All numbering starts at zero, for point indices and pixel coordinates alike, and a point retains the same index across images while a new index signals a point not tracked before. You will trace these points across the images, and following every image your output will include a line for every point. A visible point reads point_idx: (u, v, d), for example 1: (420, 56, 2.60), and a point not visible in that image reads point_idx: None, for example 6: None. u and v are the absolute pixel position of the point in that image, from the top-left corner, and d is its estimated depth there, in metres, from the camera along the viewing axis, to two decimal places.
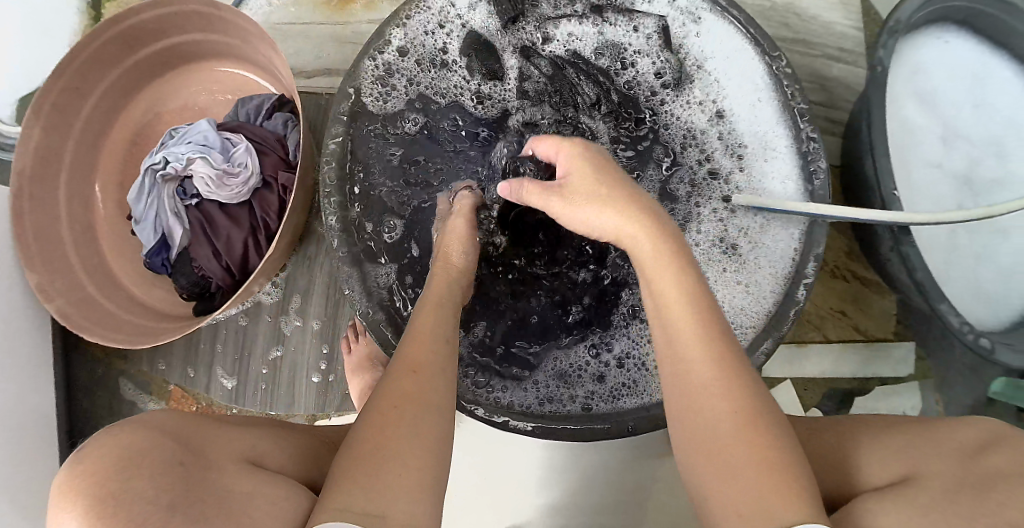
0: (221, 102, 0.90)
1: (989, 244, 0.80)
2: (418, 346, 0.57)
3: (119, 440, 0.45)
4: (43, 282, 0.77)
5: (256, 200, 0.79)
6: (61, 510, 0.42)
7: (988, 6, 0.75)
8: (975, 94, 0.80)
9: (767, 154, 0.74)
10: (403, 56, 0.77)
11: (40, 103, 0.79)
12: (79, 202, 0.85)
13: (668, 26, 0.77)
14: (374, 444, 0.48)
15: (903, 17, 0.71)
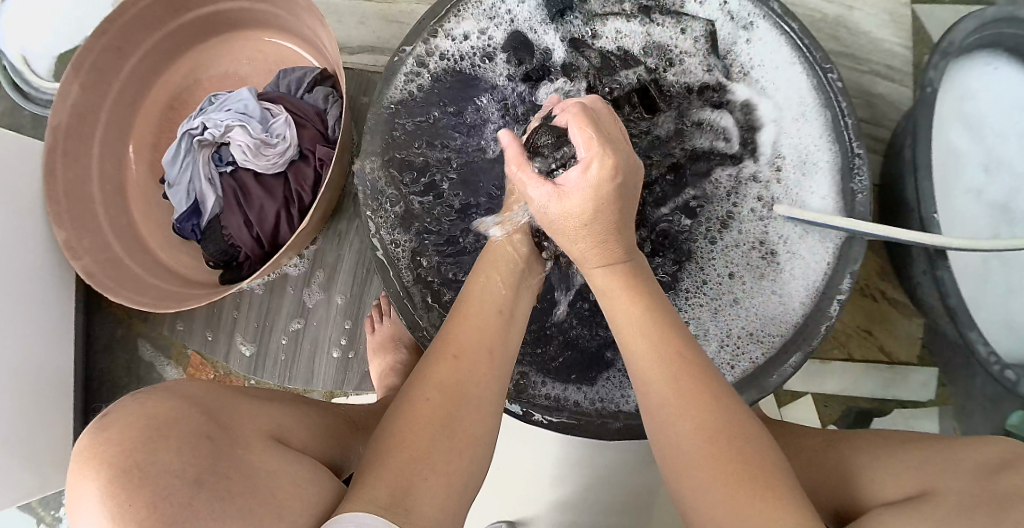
0: (260, 72, 0.89)
1: None
2: (466, 330, 0.55)
3: (145, 406, 0.42)
4: (71, 239, 0.77)
5: (291, 172, 0.79)
6: (80, 479, 0.38)
7: None
8: (1020, 124, 0.78)
9: (811, 167, 0.72)
10: (455, 38, 0.77)
11: (82, 60, 0.79)
12: (111, 161, 0.85)
13: (716, 30, 0.76)
14: (412, 432, 0.47)
15: (956, 40, 0.70)
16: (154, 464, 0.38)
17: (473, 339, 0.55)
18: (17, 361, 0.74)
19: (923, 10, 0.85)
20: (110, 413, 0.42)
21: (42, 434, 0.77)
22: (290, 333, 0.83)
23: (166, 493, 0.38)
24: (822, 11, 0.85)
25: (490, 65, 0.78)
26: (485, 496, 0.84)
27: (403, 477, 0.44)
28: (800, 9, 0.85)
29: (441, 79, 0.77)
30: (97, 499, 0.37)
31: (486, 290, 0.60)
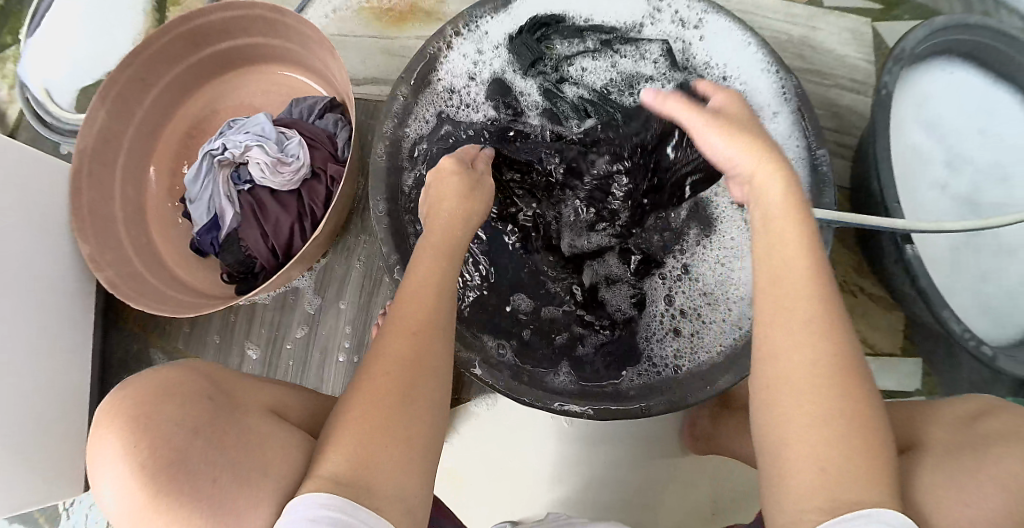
0: (274, 103, 0.96)
1: (992, 264, 0.85)
2: (414, 308, 0.54)
3: (163, 376, 0.46)
4: (94, 254, 0.81)
5: (305, 190, 0.85)
6: (103, 435, 0.42)
7: (992, 40, 0.83)
8: (978, 122, 0.88)
9: (782, 163, 0.75)
10: (449, 68, 0.81)
11: (109, 89, 0.85)
12: (133, 184, 0.90)
13: (672, 48, 0.82)
14: (369, 403, 0.48)
15: (908, 46, 0.79)
16: (165, 422, 0.42)
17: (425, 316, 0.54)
18: (36, 371, 0.76)
19: (883, 28, 0.94)
20: (125, 385, 0.45)
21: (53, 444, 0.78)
22: (294, 341, 0.87)
23: (184, 447, 0.42)
24: (788, 33, 0.94)
25: (476, 97, 0.82)
26: (483, 497, 0.85)
27: (376, 443, 0.47)
28: (768, 31, 0.95)
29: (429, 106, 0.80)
30: (118, 454, 0.41)
31: (432, 266, 0.59)
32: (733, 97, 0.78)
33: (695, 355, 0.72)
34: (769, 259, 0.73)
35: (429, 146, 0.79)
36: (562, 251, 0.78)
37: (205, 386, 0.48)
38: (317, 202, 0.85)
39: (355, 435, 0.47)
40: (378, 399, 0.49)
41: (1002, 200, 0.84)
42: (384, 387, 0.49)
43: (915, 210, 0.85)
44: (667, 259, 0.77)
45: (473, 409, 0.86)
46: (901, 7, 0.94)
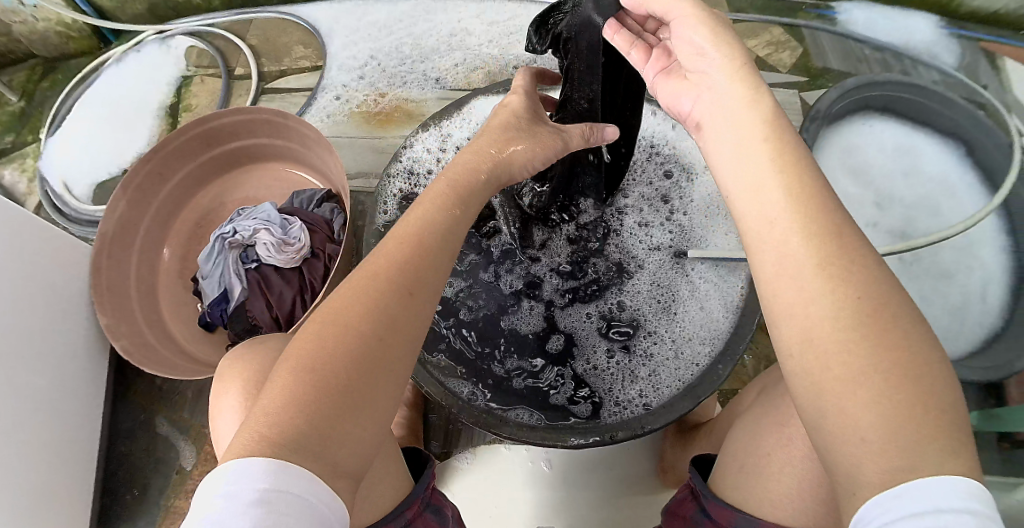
0: (278, 194, 1.09)
1: (927, 288, 0.97)
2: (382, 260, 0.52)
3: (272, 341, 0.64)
4: (111, 324, 0.90)
5: (306, 267, 0.96)
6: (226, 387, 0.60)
7: (901, 91, 1.05)
8: (900, 164, 1.05)
9: (714, 220, 0.90)
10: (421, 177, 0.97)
11: (129, 182, 0.97)
12: (147, 265, 1.00)
13: None
14: (314, 349, 0.47)
15: (822, 107, 1.02)
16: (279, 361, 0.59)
17: (400, 269, 0.52)
18: (52, 432, 0.83)
19: (809, 96, 1.10)
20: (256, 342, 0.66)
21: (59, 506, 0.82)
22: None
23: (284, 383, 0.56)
24: None
25: None
26: None
27: (341, 412, 0.45)
28: None
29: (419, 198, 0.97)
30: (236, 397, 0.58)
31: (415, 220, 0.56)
32: (667, 164, 0.94)
33: (662, 387, 0.82)
34: (711, 302, 0.86)
35: None
36: (538, 307, 0.89)
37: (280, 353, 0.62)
38: (316, 277, 0.96)
39: (300, 388, 0.45)
40: (337, 359, 0.46)
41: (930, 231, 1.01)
42: (357, 347, 0.47)
43: None
44: (628, 307, 0.88)
45: (460, 463, 0.94)
46: (824, 77, 1.11)
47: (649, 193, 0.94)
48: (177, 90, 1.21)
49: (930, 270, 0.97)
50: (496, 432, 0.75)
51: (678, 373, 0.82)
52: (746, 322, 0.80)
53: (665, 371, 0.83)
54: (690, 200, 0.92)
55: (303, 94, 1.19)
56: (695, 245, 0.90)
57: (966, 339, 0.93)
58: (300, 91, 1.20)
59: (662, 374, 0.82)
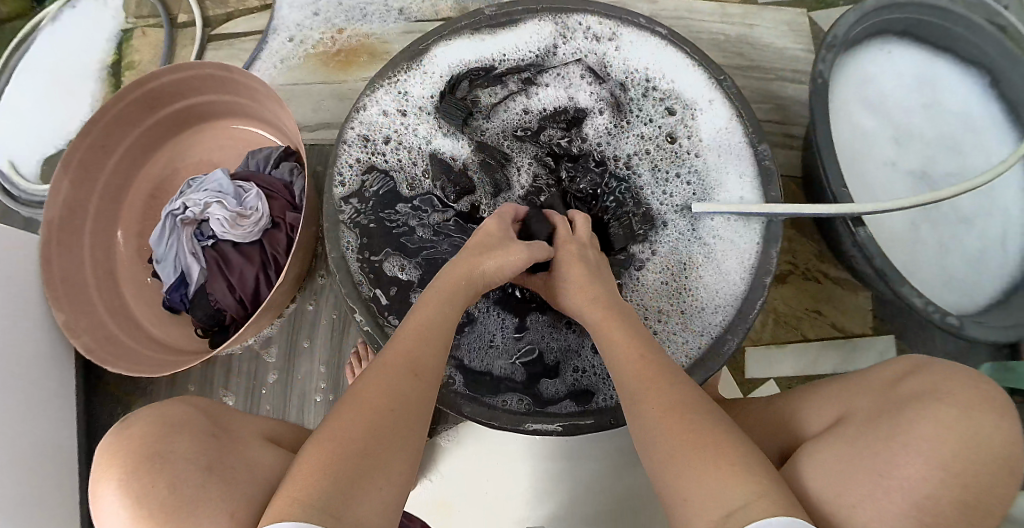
0: (234, 154, 0.98)
1: (949, 236, 0.90)
2: (412, 340, 0.58)
3: (159, 410, 0.51)
4: (70, 320, 0.84)
5: (267, 239, 0.86)
6: (102, 480, 0.47)
7: (924, 15, 0.89)
8: (921, 97, 0.94)
9: (723, 161, 0.82)
10: (382, 141, 0.87)
11: (70, 158, 0.88)
12: (102, 249, 0.92)
13: (592, 60, 0.87)
14: (341, 421, 0.51)
15: (840, 32, 0.83)
16: (172, 451, 0.47)
17: (416, 350, 0.58)
18: (24, 440, 0.79)
19: (818, 17, 0.99)
20: (126, 420, 0.51)
21: (38, 510, 0.79)
22: (273, 378, 0.89)
23: (183, 478, 0.46)
24: (724, 33, 0.99)
25: (414, 139, 0.88)
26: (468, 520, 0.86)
27: (350, 484, 0.47)
28: (705, 34, 0.99)
29: (374, 162, 0.86)
30: (114, 493, 0.46)
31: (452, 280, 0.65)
32: (664, 100, 0.85)
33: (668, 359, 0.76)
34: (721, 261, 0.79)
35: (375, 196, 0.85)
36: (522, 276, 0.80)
37: (200, 422, 0.52)
38: (280, 249, 0.87)
39: (328, 459, 0.48)
40: (359, 435, 0.49)
41: (951, 172, 0.90)
42: (364, 422, 0.50)
43: (867, 190, 0.90)
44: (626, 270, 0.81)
45: (445, 442, 0.87)
46: None
47: (649, 130, 0.85)
48: (118, 47, 1.09)
49: (953, 216, 0.90)
50: (490, 424, 0.72)
51: (684, 344, 0.77)
52: (761, 282, 0.76)
53: (670, 341, 0.77)
54: (692, 138, 0.84)
55: (255, 39, 1.06)
56: (705, 191, 0.82)
57: (986, 292, 0.88)
58: (250, 37, 1.06)
59: (668, 345, 0.77)
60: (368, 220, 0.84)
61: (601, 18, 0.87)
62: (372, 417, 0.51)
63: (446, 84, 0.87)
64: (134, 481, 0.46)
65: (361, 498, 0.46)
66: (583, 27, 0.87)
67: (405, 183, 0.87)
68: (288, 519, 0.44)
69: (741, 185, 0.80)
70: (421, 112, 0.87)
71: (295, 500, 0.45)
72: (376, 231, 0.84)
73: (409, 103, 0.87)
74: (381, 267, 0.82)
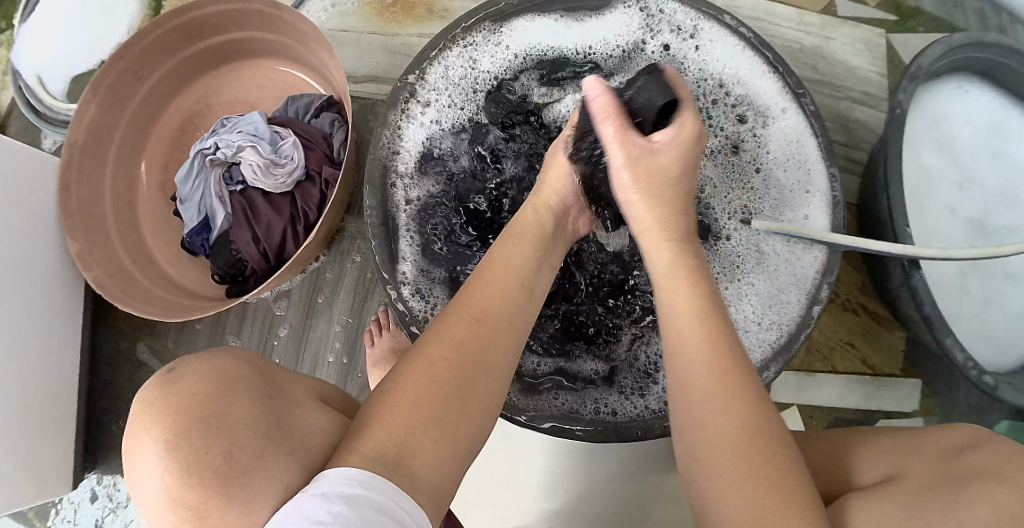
0: (271, 97, 0.93)
1: (996, 288, 0.85)
2: (484, 291, 0.55)
3: (212, 362, 0.44)
4: (83, 250, 0.81)
5: (299, 192, 0.82)
6: (145, 431, 0.41)
7: (1005, 58, 0.82)
8: (991, 142, 0.87)
9: (798, 178, 0.77)
10: (424, 123, 0.81)
11: (100, 82, 0.83)
12: (124, 179, 0.88)
13: (664, 51, 0.82)
14: (439, 360, 0.49)
15: (924, 64, 0.78)
16: (230, 417, 0.41)
17: (499, 301, 0.55)
18: (27, 370, 0.77)
19: (897, 40, 0.93)
20: (173, 367, 0.44)
21: (32, 440, 0.77)
22: (283, 334, 0.86)
23: (238, 445, 0.41)
24: (799, 42, 0.93)
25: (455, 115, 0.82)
26: (472, 507, 0.84)
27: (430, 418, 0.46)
28: (779, 40, 0.93)
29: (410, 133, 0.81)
30: (165, 450, 0.40)
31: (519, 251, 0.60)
32: (733, 107, 0.80)
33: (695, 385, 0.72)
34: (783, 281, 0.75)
35: (417, 168, 0.81)
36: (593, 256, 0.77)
37: (254, 379, 0.45)
38: (310, 204, 0.82)
39: (424, 392, 0.47)
40: (443, 375, 0.48)
41: (1012, 224, 0.84)
42: (440, 374, 0.48)
43: (923, 231, 0.85)
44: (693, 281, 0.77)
45: None
46: (916, 20, 0.93)
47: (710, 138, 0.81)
48: None
49: (1006, 269, 0.85)
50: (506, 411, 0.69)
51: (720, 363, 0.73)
52: (812, 312, 0.72)
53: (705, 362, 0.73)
54: (756, 150, 0.79)
55: None
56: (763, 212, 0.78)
57: None
58: None
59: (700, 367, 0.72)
60: (403, 195, 0.80)
61: (685, 10, 0.81)
62: (459, 360, 0.49)
63: (503, 70, 0.83)
64: (181, 442, 0.40)
65: (413, 447, 0.45)
66: (664, 16, 0.82)
67: (446, 159, 0.82)
68: (351, 465, 0.43)
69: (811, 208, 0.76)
70: (472, 88, 0.83)
71: (387, 430, 0.45)
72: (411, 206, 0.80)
73: (457, 85, 0.82)
74: (417, 245, 0.79)
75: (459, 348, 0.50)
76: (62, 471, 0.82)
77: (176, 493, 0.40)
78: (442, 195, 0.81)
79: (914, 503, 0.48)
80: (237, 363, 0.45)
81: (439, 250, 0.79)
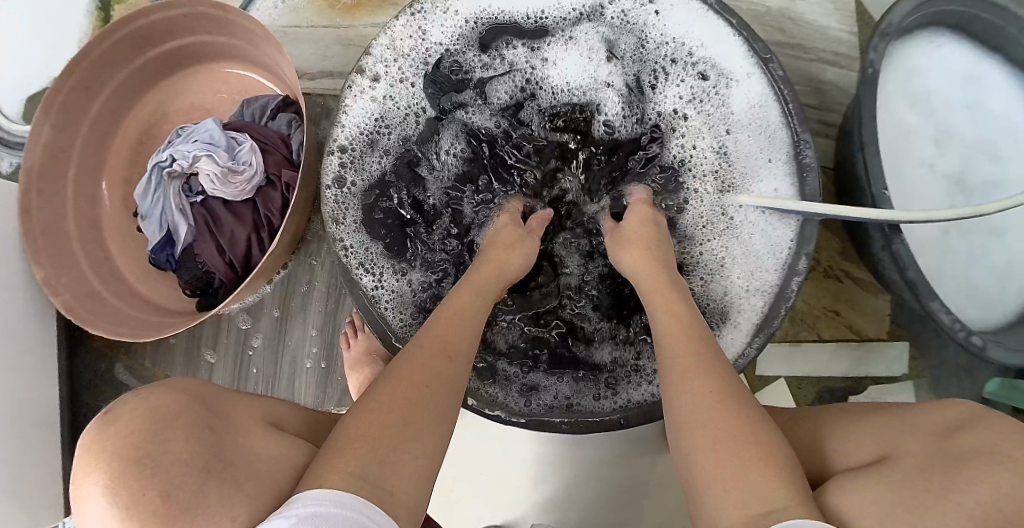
0: (227, 103, 0.91)
1: (979, 247, 0.83)
2: (446, 325, 0.59)
3: (149, 401, 0.47)
4: (50, 276, 0.79)
5: (260, 198, 0.80)
6: (87, 474, 0.43)
7: (978, 10, 0.78)
8: (967, 96, 0.84)
9: (761, 145, 0.75)
10: (375, 100, 0.80)
11: (50, 102, 0.81)
12: (86, 199, 0.87)
13: (624, 21, 0.80)
14: (397, 392, 0.51)
15: (893, 22, 0.75)
16: (164, 453, 0.43)
17: (449, 334, 0.58)
18: (3, 400, 0.76)
19: None
20: (113, 410, 0.47)
21: (16, 468, 0.77)
22: (258, 343, 0.85)
23: (175, 482, 0.43)
24: (765, 4, 0.90)
25: (415, 103, 0.81)
26: (463, 501, 0.84)
27: (384, 450, 0.47)
28: (744, 3, 0.90)
29: (368, 124, 0.79)
30: (105, 492, 0.42)
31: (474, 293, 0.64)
32: (699, 70, 0.78)
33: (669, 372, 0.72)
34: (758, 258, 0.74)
35: (381, 161, 0.80)
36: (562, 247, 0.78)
37: (196, 412, 0.48)
38: (272, 209, 0.80)
39: (378, 423, 0.48)
40: (394, 407, 0.50)
41: (992, 180, 0.81)
42: (403, 399, 0.50)
43: (901, 193, 0.83)
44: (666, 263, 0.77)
45: None
46: None
47: (675, 107, 0.79)
48: None
49: (989, 226, 0.83)
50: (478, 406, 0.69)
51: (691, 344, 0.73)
52: (791, 284, 0.71)
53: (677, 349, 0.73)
54: (725, 117, 0.77)
55: None
56: (734, 178, 0.76)
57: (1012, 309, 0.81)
58: None
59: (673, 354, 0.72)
60: (370, 190, 0.80)
61: None
62: (416, 398, 0.51)
63: (459, 52, 0.81)
64: (116, 484, 0.42)
65: (389, 465, 0.46)
66: None
67: (410, 148, 0.81)
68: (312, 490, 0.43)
69: (777, 177, 0.75)
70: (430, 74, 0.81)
71: (339, 460, 0.46)
72: (379, 201, 0.80)
73: (414, 61, 0.81)
74: (388, 243, 0.78)
75: (415, 383, 0.52)
76: (54, 496, 0.83)
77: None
78: (407, 185, 0.80)
79: (899, 484, 0.47)
80: (178, 395, 0.49)
81: (387, 230, 0.79)
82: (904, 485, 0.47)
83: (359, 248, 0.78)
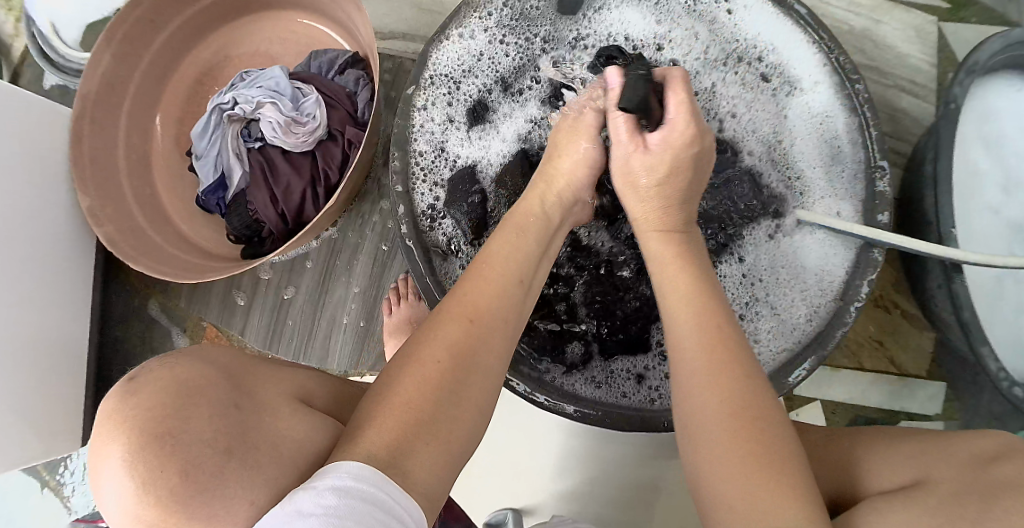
0: (293, 53, 0.89)
1: None
2: (480, 291, 0.54)
3: (174, 370, 0.43)
4: (95, 206, 0.78)
5: (320, 152, 0.79)
6: (106, 442, 0.40)
7: None
8: None
9: (824, 156, 0.74)
10: (465, 50, 0.77)
11: (115, 30, 0.79)
12: (139, 132, 0.85)
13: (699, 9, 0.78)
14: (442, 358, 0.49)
15: (981, 58, 0.74)
16: (188, 431, 0.40)
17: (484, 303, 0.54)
18: (34, 325, 0.75)
19: (948, 29, 0.88)
20: (135, 376, 0.43)
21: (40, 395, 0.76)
22: (295, 294, 0.84)
23: (196, 463, 0.40)
24: (849, 23, 0.88)
25: (479, 58, 0.78)
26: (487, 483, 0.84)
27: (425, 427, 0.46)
28: (828, 19, 0.89)
29: (431, 76, 0.77)
30: (126, 464, 0.39)
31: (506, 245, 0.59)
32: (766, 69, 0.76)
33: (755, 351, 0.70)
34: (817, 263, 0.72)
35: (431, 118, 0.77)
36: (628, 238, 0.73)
37: (222, 387, 0.44)
38: (332, 164, 0.79)
39: (423, 392, 0.47)
40: (428, 374, 0.48)
41: None
42: (433, 376, 0.48)
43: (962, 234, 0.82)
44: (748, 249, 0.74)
45: None
46: (970, 8, 0.88)
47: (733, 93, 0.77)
48: None
49: None
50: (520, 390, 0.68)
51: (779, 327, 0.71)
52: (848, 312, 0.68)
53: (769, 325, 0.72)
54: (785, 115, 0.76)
55: None
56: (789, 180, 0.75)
57: None
58: None
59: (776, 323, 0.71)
60: (425, 144, 0.77)
61: None
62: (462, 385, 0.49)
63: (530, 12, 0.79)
64: (140, 460, 0.39)
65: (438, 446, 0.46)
66: None
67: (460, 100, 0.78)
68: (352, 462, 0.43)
69: (841, 199, 0.72)
70: (499, 30, 0.78)
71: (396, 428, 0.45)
72: (426, 158, 0.76)
73: (501, 19, 0.78)
74: (428, 203, 0.75)
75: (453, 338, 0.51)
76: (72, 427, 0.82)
77: (136, 510, 0.39)
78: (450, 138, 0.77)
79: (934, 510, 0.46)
80: (201, 363, 0.46)
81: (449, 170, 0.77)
82: (936, 509, 0.45)
83: (431, 177, 0.76)
